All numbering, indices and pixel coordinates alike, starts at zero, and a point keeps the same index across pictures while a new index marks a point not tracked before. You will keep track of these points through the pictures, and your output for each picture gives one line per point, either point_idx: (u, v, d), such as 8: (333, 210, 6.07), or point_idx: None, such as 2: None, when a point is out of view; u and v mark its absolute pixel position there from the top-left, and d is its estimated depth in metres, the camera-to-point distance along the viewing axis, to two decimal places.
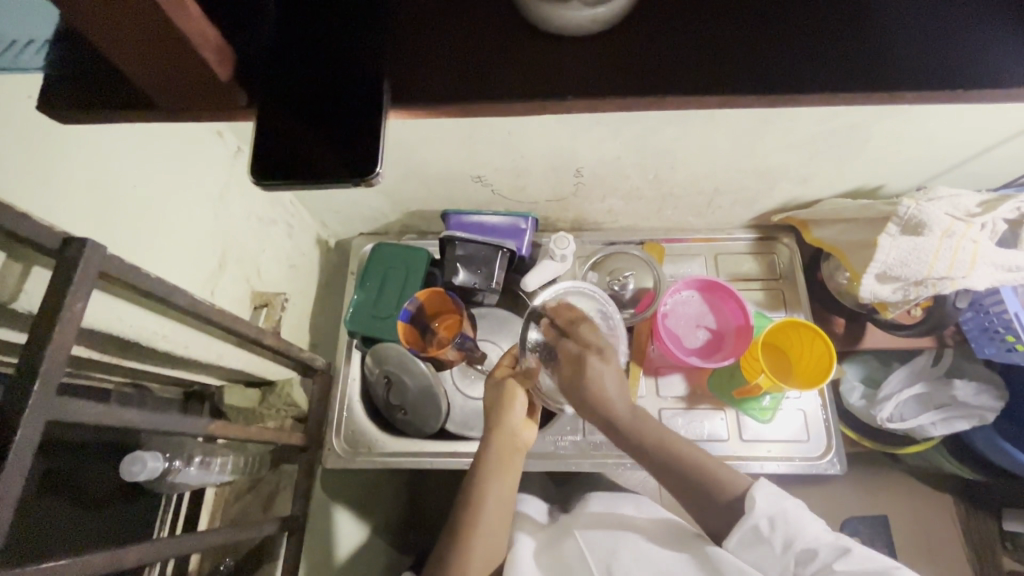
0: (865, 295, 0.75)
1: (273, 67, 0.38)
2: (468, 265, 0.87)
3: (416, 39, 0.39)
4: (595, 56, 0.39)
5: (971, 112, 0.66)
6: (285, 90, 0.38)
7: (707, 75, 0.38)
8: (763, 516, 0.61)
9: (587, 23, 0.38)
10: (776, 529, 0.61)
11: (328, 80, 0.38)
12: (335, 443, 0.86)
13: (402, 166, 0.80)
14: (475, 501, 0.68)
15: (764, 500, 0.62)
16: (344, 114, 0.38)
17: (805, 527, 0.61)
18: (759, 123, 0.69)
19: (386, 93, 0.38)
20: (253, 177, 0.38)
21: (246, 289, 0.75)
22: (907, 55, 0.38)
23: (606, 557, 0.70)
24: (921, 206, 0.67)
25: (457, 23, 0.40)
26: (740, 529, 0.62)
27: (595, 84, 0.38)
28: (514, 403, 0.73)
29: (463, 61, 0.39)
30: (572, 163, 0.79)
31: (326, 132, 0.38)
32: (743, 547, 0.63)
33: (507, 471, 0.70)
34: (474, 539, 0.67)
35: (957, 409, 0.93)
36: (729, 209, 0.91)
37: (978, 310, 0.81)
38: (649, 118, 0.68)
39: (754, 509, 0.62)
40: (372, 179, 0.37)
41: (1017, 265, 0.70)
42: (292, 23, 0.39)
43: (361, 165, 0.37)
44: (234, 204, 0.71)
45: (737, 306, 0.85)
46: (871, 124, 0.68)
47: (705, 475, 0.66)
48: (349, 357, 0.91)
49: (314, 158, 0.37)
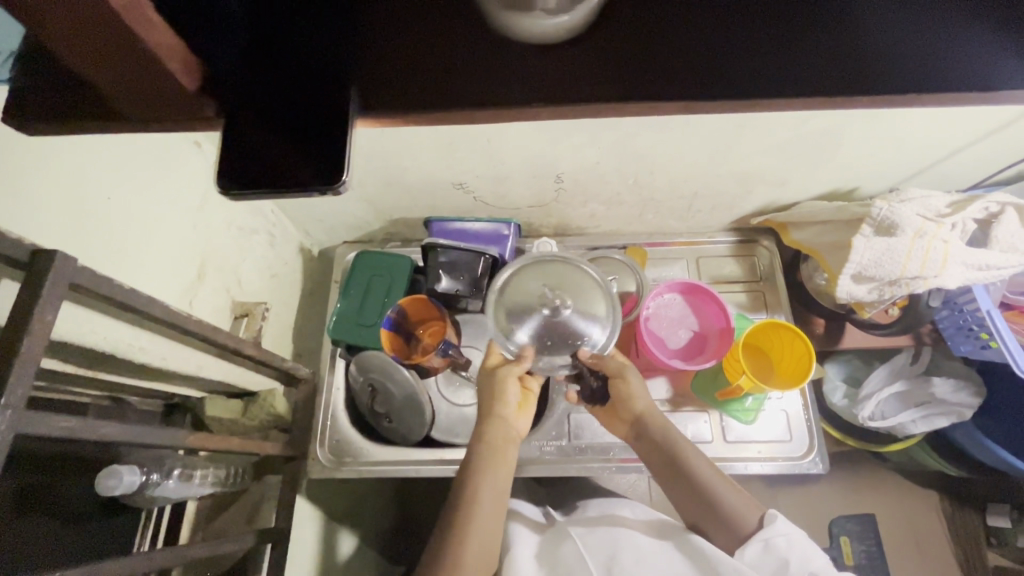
0: (842, 295, 0.76)
1: (236, 67, 0.38)
2: (452, 271, 0.87)
3: (384, 47, 0.39)
4: (575, 56, 0.39)
5: (940, 113, 0.68)
6: (248, 100, 0.38)
7: (687, 83, 0.39)
8: (781, 532, 0.65)
9: (557, 35, 0.39)
10: (792, 547, 0.63)
11: (293, 87, 0.38)
12: (319, 453, 0.86)
13: (385, 174, 0.80)
14: (470, 492, 0.69)
15: (783, 522, 0.66)
16: (311, 121, 0.38)
17: (818, 556, 0.63)
18: (735, 128, 0.70)
19: (352, 101, 0.38)
20: (219, 186, 0.38)
21: (226, 298, 0.74)
22: (889, 53, 0.39)
23: (604, 558, 0.72)
24: (894, 206, 0.69)
25: (431, 27, 0.39)
26: (757, 539, 0.65)
27: (575, 85, 0.39)
28: (507, 395, 0.74)
29: (436, 65, 0.39)
30: (553, 170, 0.79)
31: (294, 139, 0.38)
32: (753, 565, 0.64)
33: (499, 466, 0.72)
34: (474, 518, 0.68)
35: (935, 406, 0.94)
36: (709, 212, 0.92)
37: (953, 309, 0.82)
38: (627, 124, 0.69)
39: (773, 524, 0.65)
40: (339, 189, 0.37)
41: (990, 265, 0.70)
42: (255, 22, 0.38)
43: (326, 175, 0.37)
44: (213, 214, 0.71)
45: (719, 309, 0.87)
46: (840, 127, 0.70)
47: (719, 503, 0.70)
48: (334, 366, 0.92)
49: (283, 167, 0.37)
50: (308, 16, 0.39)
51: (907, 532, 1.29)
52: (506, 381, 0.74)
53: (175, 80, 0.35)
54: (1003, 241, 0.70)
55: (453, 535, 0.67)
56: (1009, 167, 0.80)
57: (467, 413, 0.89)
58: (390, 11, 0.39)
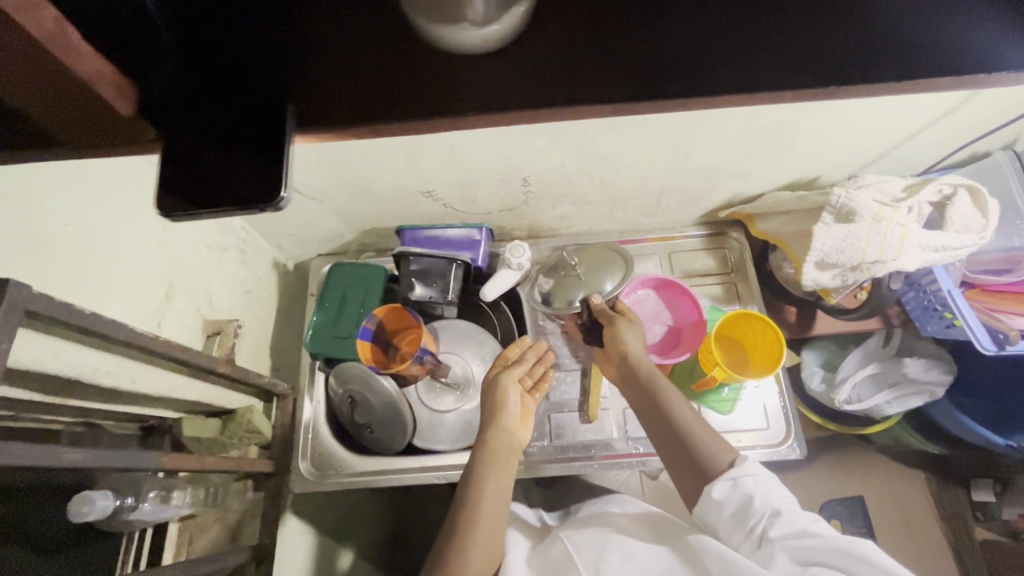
0: (808, 283, 0.78)
1: (173, 84, 0.37)
2: (424, 279, 0.88)
3: (321, 61, 0.39)
4: (528, 59, 0.39)
5: (887, 100, 0.69)
6: (185, 114, 0.38)
7: (641, 85, 0.39)
8: (749, 474, 0.64)
9: (486, 43, 0.38)
10: (759, 488, 0.63)
11: (231, 108, 0.38)
12: (301, 466, 0.87)
13: (353, 184, 0.81)
14: (472, 497, 0.69)
15: (752, 465, 0.66)
16: (245, 137, 0.38)
17: (784, 498, 0.63)
18: (693, 124, 0.71)
19: (290, 120, 0.38)
20: (158, 204, 0.38)
21: (197, 318, 0.74)
22: (840, 41, 0.39)
23: (593, 555, 0.71)
24: (851, 194, 0.71)
25: (365, 39, 0.39)
26: (726, 479, 0.65)
27: (530, 90, 0.39)
28: (508, 403, 0.78)
29: (374, 82, 0.40)
30: (519, 173, 0.80)
31: (234, 158, 0.38)
32: (720, 505, 0.64)
33: (503, 471, 0.73)
34: (478, 523, 0.67)
35: (907, 386, 0.97)
36: (678, 207, 0.94)
37: (918, 289, 0.83)
38: (587, 125, 0.70)
39: (743, 465, 0.65)
40: (280, 204, 0.37)
41: (946, 246, 0.72)
42: (194, 42, 0.38)
43: (263, 193, 0.37)
44: (180, 234, 0.71)
45: (691, 302, 0.89)
46: (794, 119, 0.72)
47: (695, 442, 0.69)
48: (313, 380, 0.92)
49: (226, 185, 0.38)
50: (248, 33, 0.39)
51: (896, 511, 1.31)
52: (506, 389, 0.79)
53: (108, 105, 0.35)
54: (958, 222, 0.71)
55: (455, 539, 0.67)
56: (957, 151, 0.81)
57: (448, 419, 0.89)
58: (336, 14, 0.39)
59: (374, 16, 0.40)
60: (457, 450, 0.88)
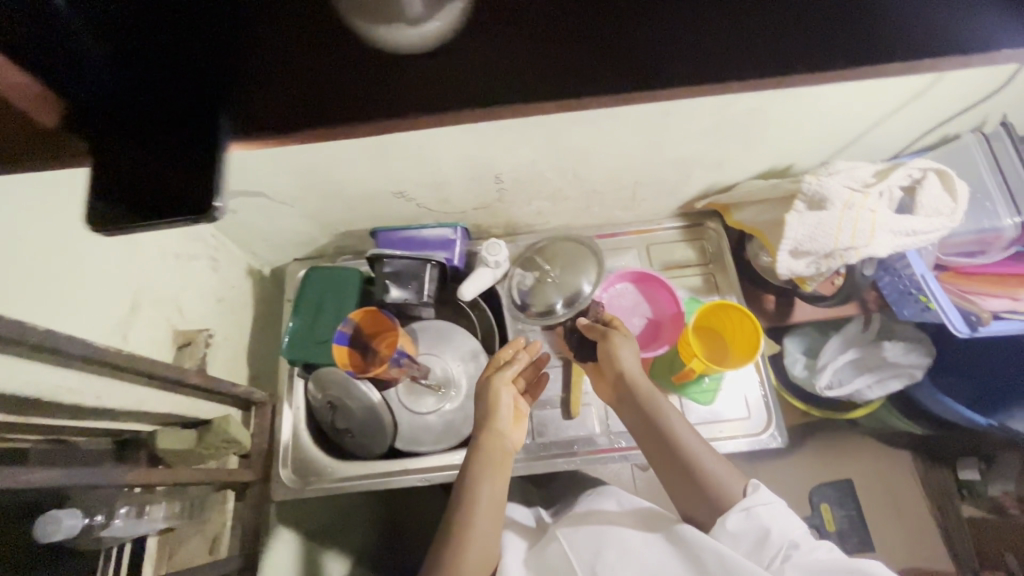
0: (783, 272, 0.77)
1: (100, 93, 0.36)
2: (399, 281, 0.86)
3: (260, 68, 0.38)
4: (480, 57, 0.39)
5: (853, 86, 0.69)
6: (123, 124, 0.36)
7: (597, 81, 0.38)
8: (760, 501, 0.65)
9: (425, 43, 0.38)
10: (771, 515, 0.64)
11: (160, 105, 0.36)
12: (282, 475, 0.86)
13: (322, 187, 0.79)
14: (468, 498, 0.70)
15: (761, 490, 0.67)
16: (177, 142, 0.35)
17: (791, 522, 0.65)
18: (662, 116, 0.71)
19: (224, 124, 0.37)
20: (87, 219, 0.35)
21: (167, 329, 0.72)
22: (798, 30, 0.39)
23: (590, 555, 0.72)
24: (821, 181, 0.70)
25: (305, 42, 0.39)
26: (739, 509, 0.65)
27: (484, 89, 0.39)
28: (500, 405, 0.77)
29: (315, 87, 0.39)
30: (490, 171, 0.79)
31: (168, 161, 0.35)
32: (733, 534, 0.64)
33: (498, 474, 0.73)
34: (472, 532, 0.68)
35: (887, 369, 0.98)
36: (654, 200, 0.93)
37: (893, 274, 0.83)
38: (555, 120, 0.69)
39: (754, 493, 0.66)
40: (216, 216, 0.35)
41: (917, 231, 0.71)
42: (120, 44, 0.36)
43: (199, 200, 0.34)
44: (145, 244, 0.70)
45: (669, 294, 0.89)
46: (762, 107, 0.71)
47: (698, 466, 0.70)
48: (292, 387, 0.91)
49: (156, 194, 0.35)
50: (178, 30, 0.36)
51: (882, 492, 1.32)
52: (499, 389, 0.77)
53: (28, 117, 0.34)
54: (929, 206, 0.71)
55: (451, 545, 0.68)
56: (922, 137, 0.80)
57: (429, 420, 0.89)
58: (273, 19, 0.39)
59: (313, 19, 0.39)
60: (439, 451, 0.87)
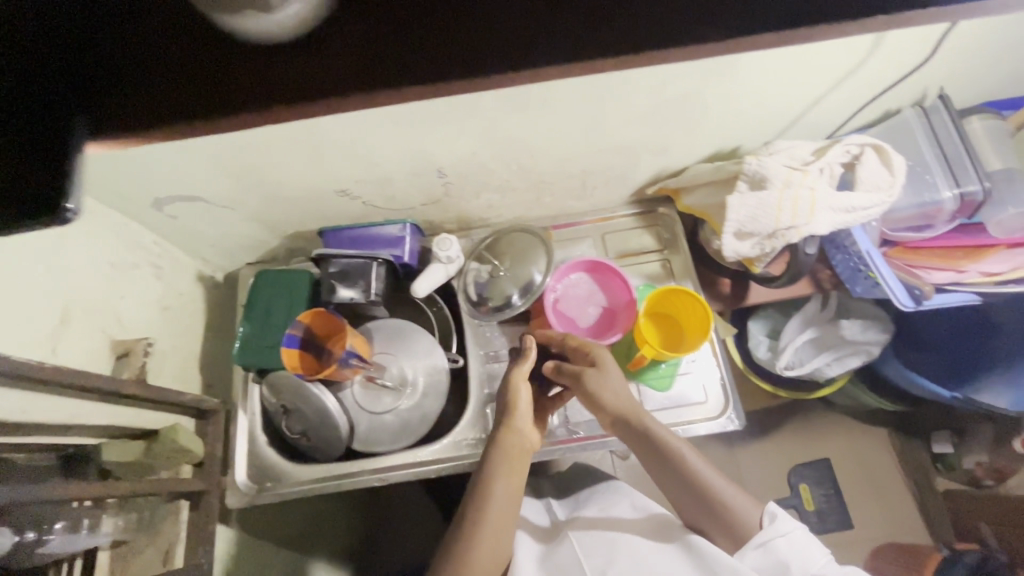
0: (729, 254, 0.77)
1: None
2: (345, 281, 0.85)
3: (128, 80, 0.43)
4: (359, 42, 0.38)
5: (786, 66, 0.69)
6: None
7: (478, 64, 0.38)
8: (778, 533, 0.66)
9: (285, 27, 0.42)
10: (789, 549, 0.66)
11: (9, 97, 0.38)
12: (238, 481, 0.85)
13: (261, 189, 0.78)
14: (482, 493, 0.69)
15: (779, 521, 0.67)
16: (30, 144, 0.37)
17: (808, 552, 0.66)
18: (596, 100, 0.70)
19: (80, 129, 0.38)
20: None
21: (103, 339, 0.71)
22: None
23: (601, 561, 0.72)
24: (762, 160, 0.71)
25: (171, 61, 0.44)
26: (757, 543, 0.66)
27: None
28: (518, 405, 0.76)
29: (185, 93, 0.43)
30: (432, 164, 0.78)
31: (21, 164, 0.36)
32: (754, 567, 0.66)
33: (513, 472, 0.71)
34: (481, 536, 0.67)
35: (845, 347, 0.98)
36: (605, 187, 0.92)
37: (843, 251, 0.84)
38: (487, 109, 0.69)
39: (772, 525, 0.67)
40: (68, 216, 0.35)
41: (857, 207, 0.71)
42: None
43: (47, 204, 0.35)
44: (74, 254, 0.68)
45: (623, 282, 0.89)
46: (698, 89, 0.71)
47: (717, 498, 0.70)
48: (247, 392, 0.90)
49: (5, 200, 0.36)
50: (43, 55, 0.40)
51: (856, 469, 1.33)
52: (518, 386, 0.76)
53: None
54: (867, 181, 0.71)
55: (462, 546, 0.67)
56: (859, 113, 0.80)
57: (386, 420, 0.88)
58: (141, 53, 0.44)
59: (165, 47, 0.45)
60: (400, 449, 0.87)
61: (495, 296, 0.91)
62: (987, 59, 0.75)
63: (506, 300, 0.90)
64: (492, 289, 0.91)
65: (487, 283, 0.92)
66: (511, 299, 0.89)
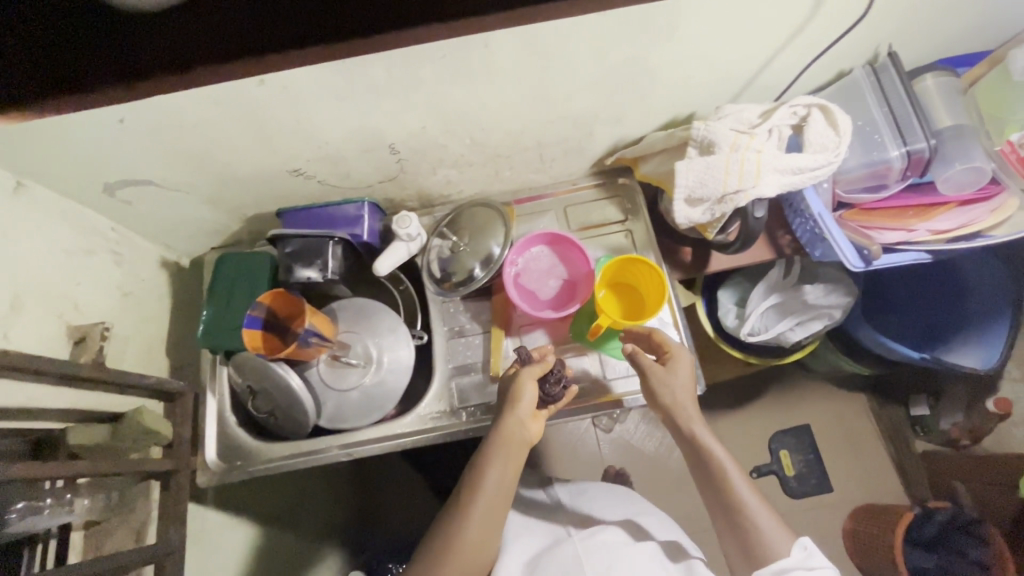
0: (682, 221, 0.78)
1: None
2: (304, 260, 0.86)
3: None
4: None
5: (729, 29, 0.68)
6: None
7: None
8: (795, 566, 0.61)
9: None
10: None
11: None
12: (209, 459, 0.87)
13: (213, 171, 0.78)
14: (474, 476, 0.70)
15: (801, 555, 0.62)
16: None
17: None
18: (539, 69, 0.70)
19: None
20: None
21: (59, 324, 0.72)
22: None
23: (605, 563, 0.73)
24: (708, 125, 0.71)
25: None
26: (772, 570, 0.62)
27: None
28: (523, 397, 0.74)
29: None
30: (381, 140, 0.78)
31: None
32: None
33: (508, 461, 0.71)
34: (468, 521, 0.68)
35: (808, 312, 0.99)
36: (564, 159, 0.92)
37: (799, 214, 0.84)
38: (428, 80, 0.68)
39: (790, 557, 0.62)
40: None
41: (804, 168, 0.71)
42: None
43: None
44: (24, 241, 0.68)
45: (581, 253, 0.89)
46: (642, 56, 0.70)
47: (746, 517, 0.66)
48: (215, 374, 0.91)
49: None
50: None
51: (832, 432, 1.35)
52: (524, 381, 0.75)
53: None
54: (815, 142, 0.71)
55: (449, 531, 0.68)
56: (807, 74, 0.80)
57: (351, 397, 0.89)
58: None
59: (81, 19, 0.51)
60: (365, 426, 0.89)
61: (458, 269, 0.91)
62: (937, 13, 0.73)
63: (469, 273, 0.90)
64: (455, 263, 0.92)
65: (450, 257, 0.92)
66: (472, 271, 0.90)
